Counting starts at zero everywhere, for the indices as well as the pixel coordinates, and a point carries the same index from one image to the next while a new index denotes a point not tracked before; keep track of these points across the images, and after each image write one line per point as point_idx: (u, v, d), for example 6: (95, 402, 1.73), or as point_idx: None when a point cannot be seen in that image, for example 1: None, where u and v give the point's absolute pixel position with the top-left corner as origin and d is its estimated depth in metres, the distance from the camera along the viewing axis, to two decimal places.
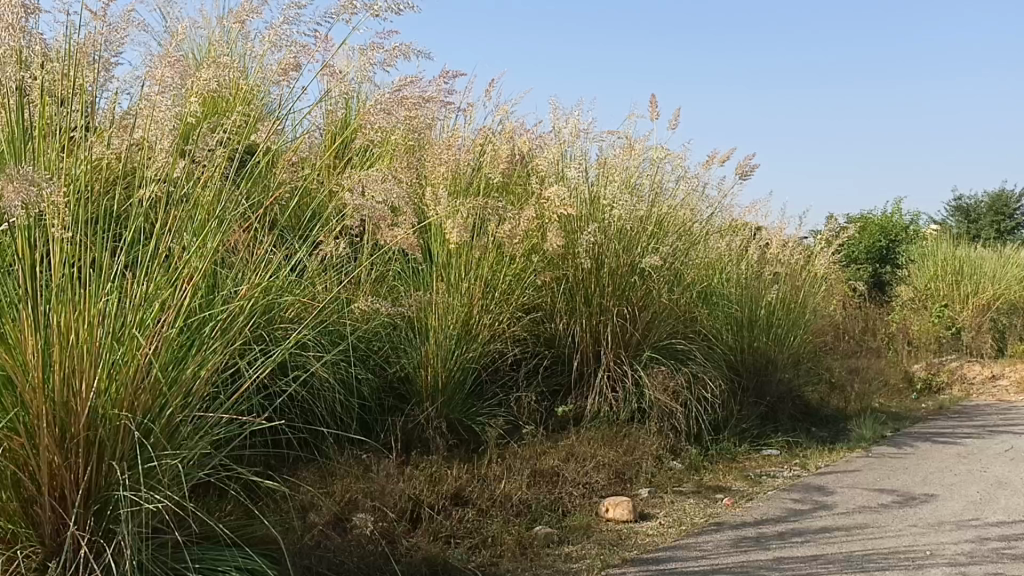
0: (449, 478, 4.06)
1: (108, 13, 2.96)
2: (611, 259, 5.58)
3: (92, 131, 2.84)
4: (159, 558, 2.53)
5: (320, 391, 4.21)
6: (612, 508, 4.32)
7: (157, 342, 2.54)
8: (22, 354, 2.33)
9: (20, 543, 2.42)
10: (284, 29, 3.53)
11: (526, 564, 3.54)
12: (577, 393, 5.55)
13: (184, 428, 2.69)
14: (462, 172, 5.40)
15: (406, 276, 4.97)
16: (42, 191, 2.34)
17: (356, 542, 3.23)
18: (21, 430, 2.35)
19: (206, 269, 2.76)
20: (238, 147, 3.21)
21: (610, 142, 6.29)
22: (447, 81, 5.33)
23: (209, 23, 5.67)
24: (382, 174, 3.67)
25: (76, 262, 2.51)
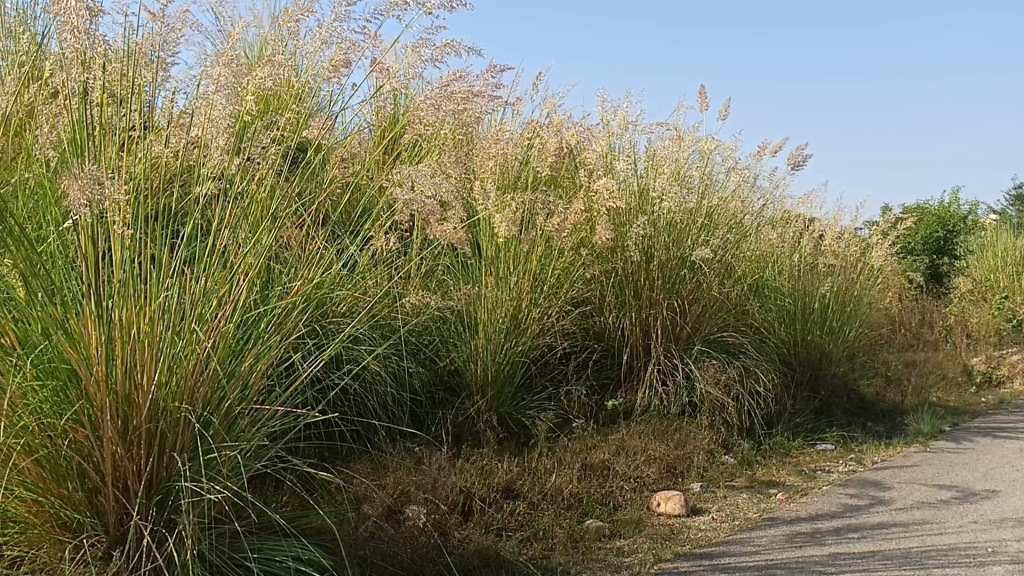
0: (500, 472, 4.08)
1: (165, 14, 3.03)
2: (660, 252, 5.54)
3: (150, 130, 2.91)
4: (218, 547, 2.60)
5: (372, 384, 4.26)
6: (663, 502, 4.29)
7: (215, 336, 2.59)
8: (87, 348, 2.37)
9: (86, 532, 2.50)
10: (335, 26, 3.58)
11: (577, 558, 3.55)
12: (627, 387, 5.52)
13: (242, 420, 2.75)
14: (510, 166, 5.42)
15: (455, 271, 5.00)
16: (105, 190, 2.41)
17: (409, 533, 3.26)
18: (85, 422, 2.40)
19: (262, 265, 2.82)
20: (291, 144, 3.27)
21: (659, 134, 6.24)
22: (496, 75, 5.35)
23: (259, 22, 5.75)
24: (432, 170, 3.69)
25: (137, 258, 2.56)
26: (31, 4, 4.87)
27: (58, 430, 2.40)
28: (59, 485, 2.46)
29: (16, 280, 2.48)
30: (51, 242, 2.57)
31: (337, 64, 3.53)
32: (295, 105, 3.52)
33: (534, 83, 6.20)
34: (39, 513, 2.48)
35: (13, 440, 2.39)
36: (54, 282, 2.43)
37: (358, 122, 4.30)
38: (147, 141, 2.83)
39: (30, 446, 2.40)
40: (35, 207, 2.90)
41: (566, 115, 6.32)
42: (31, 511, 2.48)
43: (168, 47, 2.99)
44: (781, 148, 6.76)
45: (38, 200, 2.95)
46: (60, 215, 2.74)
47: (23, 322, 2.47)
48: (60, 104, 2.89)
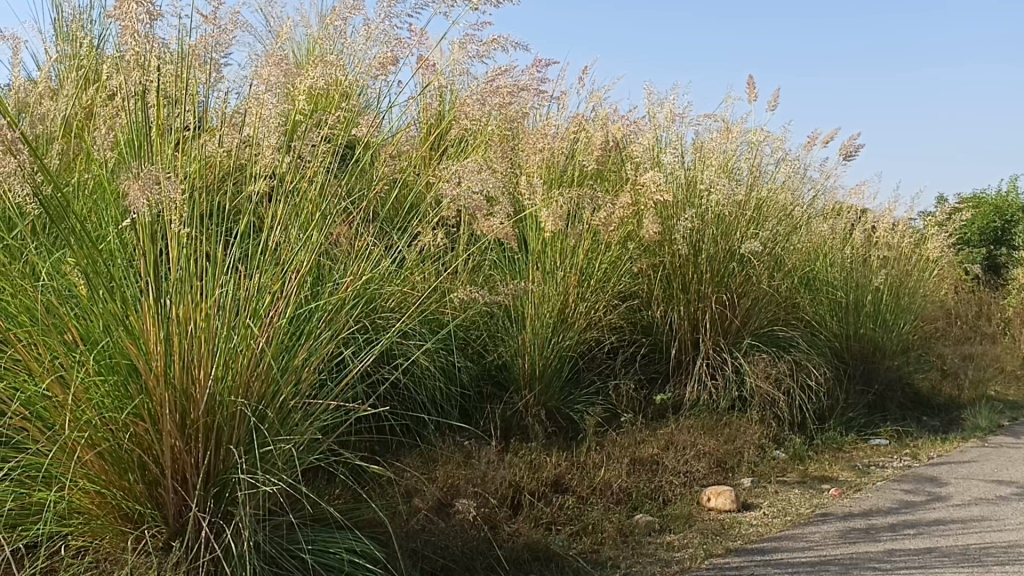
0: (549, 466, 4.08)
1: (217, 15, 3.08)
2: (708, 245, 5.49)
3: (202, 131, 2.96)
4: (274, 539, 2.65)
5: (421, 379, 4.30)
6: (714, 497, 4.26)
7: (269, 332, 2.64)
8: (146, 343, 2.43)
9: (146, 523, 2.56)
10: (382, 24, 3.63)
11: (628, 552, 3.55)
12: (676, 381, 5.49)
13: (295, 414, 2.81)
14: (556, 160, 5.41)
15: (502, 265, 5.01)
16: (163, 190, 2.47)
17: (459, 526, 3.29)
18: (145, 416, 2.45)
19: (313, 262, 2.87)
20: (340, 142, 3.31)
21: (706, 126, 6.18)
22: (541, 69, 5.34)
23: (307, 21, 5.82)
24: (479, 166, 3.71)
25: (194, 256, 2.63)
26: (87, 8, 4.99)
27: (119, 423, 2.46)
28: (121, 478, 2.51)
29: (78, 279, 2.55)
30: (110, 240, 2.63)
31: (383, 61, 3.57)
32: (344, 103, 3.56)
33: (580, 77, 6.18)
34: (102, 504, 2.54)
35: (77, 433, 2.44)
36: (113, 279, 2.48)
37: (405, 118, 4.34)
38: (200, 142, 2.90)
39: (92, 440, 2.46)
40: (94, 205, 2.97)
41: (612, 109, 6.29)
42: (95, 502, 2.54)
43: (221, 48, 3.05)
44: (832, 139, 6.66)
45: (98, 199, 3.02)
46: (118, 215, 2.81)
47: (84, 318, 2.54)
48: (117, 107, 2.96)
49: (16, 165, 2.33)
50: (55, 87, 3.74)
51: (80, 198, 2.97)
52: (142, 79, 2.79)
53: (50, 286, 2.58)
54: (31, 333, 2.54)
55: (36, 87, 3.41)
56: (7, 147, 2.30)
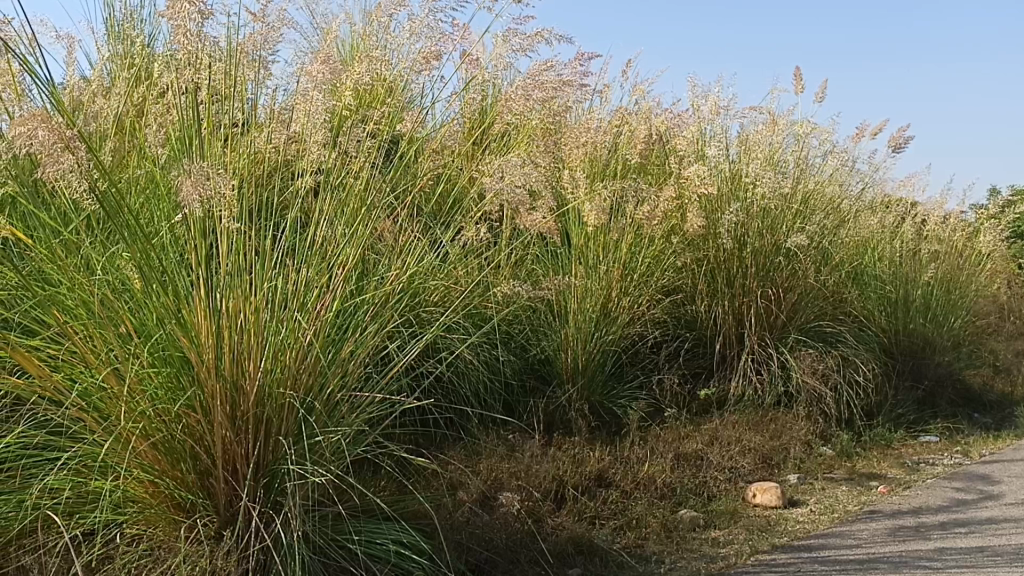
0: (592, 460, 4.08)
1: (265, 13, 3.13)
2: (753, 239, 5.44)
3: (251, 127, 3.01)
4: (322, 529, 2.69)
5: (465, 372, 4.32)
6: (759, 493, 4.22)
7: (315, 325, 2.69)
8: (197, 336, 2.48)
9: (199, 512, 2.61)
10: (427, 19, 3.66)
11: (672, 548, 3.53)
12: (720, 376, 5.44)
13: (342, 406, 2.85)
14: (599, 154, 5.39)
15: (545, 260, 5.02)
16: (215, 186, 2.52)
17: (504, 520, 3.30)
18: (197, 407, 2.50)
19: (358, 257, 2.90)
20: (385, 137, 3.34)
21: (752, 118, 6.11)
22: (583, 62, 5.32)
23: (352, 18, 5.86)
24: (522, 160, 3.71)
25: (244, 252, 2.68)
26: (138, 7, 5.09)
27: (172, 414, 2.51)
28: (173, 468, 2.56)
29: (132, 272, 2.60)
30: (163, 235, 2.68)
31: (427, 56, 3.60)
32: (389, 98, 3.59)
33: (623, 70, 6.15)
34: (155, 493, 2.59)
35: (131, 424, 2.50)
36: (166, 274, 2.53)
37: (449, 113, 4.36)
38: (249, 138, 2.95)
39: (146, 431, 2.51)
40: (147, 200, 3.02)
41: (656, 102, 6.24)
42: (148, 491, 2.59)
43: (268, 46, 3.10)
44: (881, 130, 6.54)
45: (150, 194, 3.07)
46: (170, 210, 2.86)
47: (139, 311, 2.59)
48: (168, 104, 3.03)
49: (74, 162, 2.41)
50: (108, 86, 3.82)
51: (134, 193, 3.02)
52: (193, 76, 2.85)
53: (105, 279, 2.63)
54: (87, 325, 2.59)
55: (90, 85, 3.49)
56: (64, 143, 2.39)
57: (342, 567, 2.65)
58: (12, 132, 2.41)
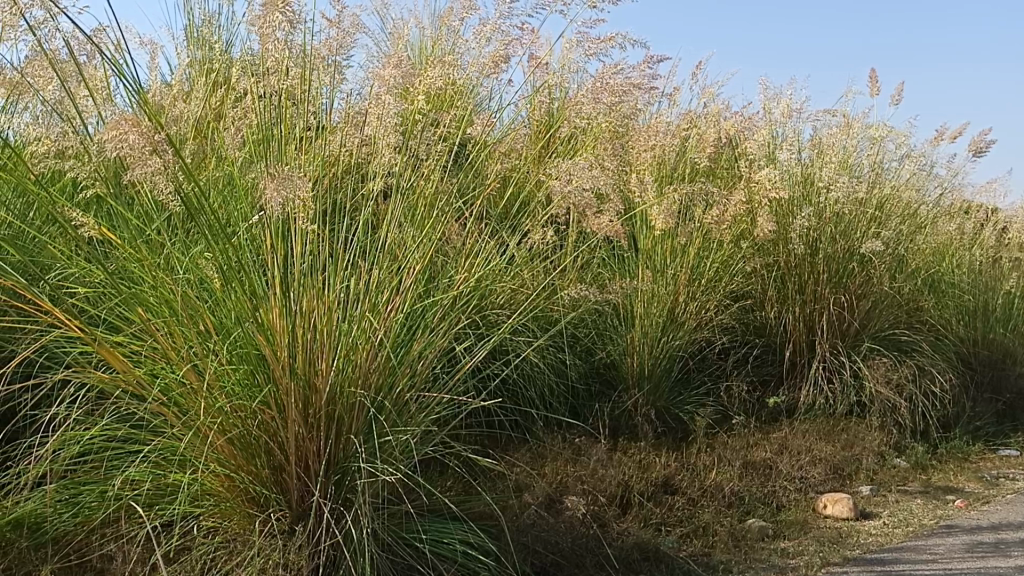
0: (658, 466, 4.05)
1: (340, 18, 3.19)
2: (826, 245, 5.33)
3: (324, 131, 3.07)
4: (390, 527, 2.72)
5: (531, 375, 4.32)
6: (830, 504, 4.13)
7: (386, 325, 2.73)
8: (273, 335, 2.53)
9: (272, 507, 2.66)
10: (499, 23, 3.69)
11: (740, 557, 3.48)
12: (790, 384, 5.34)
13: (411, 406, 2.88)
14: (667, 157, 5.35)
15: (611, 263, 5.00)
16: (294, 188, 2.58)
17: (569, 524, 3.30)
18: (271, 404, 2.55)
19: (428, 258, 2.93)
20: (456, 141, 3.37)
21: (825, 121, 6.00)
22: (652, 65, 5.29)
23: (423, 22, 5.93)
24: (591, 164, 3.70)
25: (319, 252, 2.73)
26: (217, 13, 5.24)
27: (248, 411, 2.57)
28: (248, 463, 2.61)
29: (213, 272, 2.67)
30: (242, 235, 2.75)
31: (496, 59, 3.62)
32: (460, 102, 3.62)
33: (693, 73, 6.09)
34: (231, 488, 2.65)
35: (209, 419, 2.56)
36: (243, 273, 2.60)
37: (519, 118, 4.39)
38: (323, 141, 3.01)
39: (223, 426, 2.57)
40: (226, 200, 3.11)
41: (726, 104, 6.16)
42: (224, 485, 2.65)
43: (343, 50, 3.15)
44: (960, 133, 6.35)
45: (229, 195, 3.15)
46: (247, 212, 2.94)
47: (218, 309, 2.66)
48: (246, 109, 3.11)
49: (161, 165, 2.51)
50: (187, 91, 3.94)
51: (214, 194, 3.11)
52: (271, 82, 2.92)
53: (186, 278, 2.71)
54: (168, 322, 2.67)
55: (173, 89, 3.60)
56: (153, 147, 2.47)
57: (409, 566, 2.69)
58: (105, 136, 2.51)
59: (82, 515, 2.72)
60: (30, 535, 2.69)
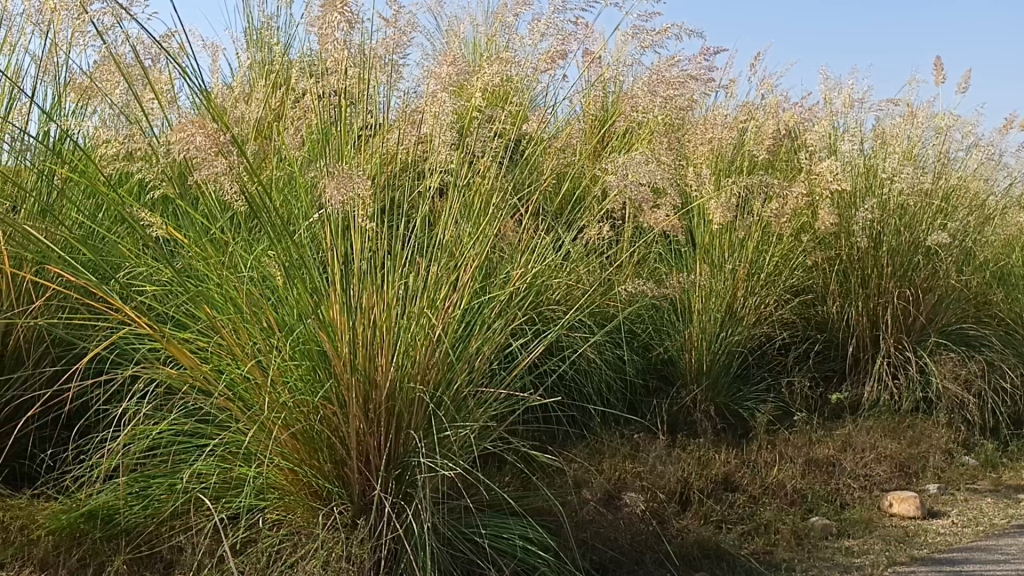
0: (718, 463, 4.00)
1: (397, 17, 3.21)
2: (890, 237, 5.20)
3: (382, 130, 3.11)
4: (450, 522, 2.74)
5: (588, 371, 4.32)
6: (896, 502, 4.02)
7: (445, 321, 2.75)
8: (335, 331, 2.57)
9: (334, 501, 2.70)
10: (554, 18, 3.69)
11: (803, 555, 3.41)
12: (853, 380, 5.23)
13: (469, 401, 2.89)
14: (725, 151, 5.29)
15: (668, 259, 4.97)
16: (354, 187, 2.61)
17: (628, 520, 3.28)
18: (333, 400, 2.59)
19: (485, 255, 2.95)
20: (512, 137, 3.37)
21: (888, 111, 5.87)
22: (709, 57, 5.22)
23: (478, 19, 5.95)
24: (647, 158, 3.68)
25: (377, 249, 2.77)
26: (276, 16, 5.33)
27: (310, 406, 2.61)
28: (311, 457, 2.66)
29: (276, 270, 2.73)
30: (303, 233, 2.80)
31: (552, 55, 3.62)
32: (516, 98, 3.63)
33: (751, 64, 6.01)
34: (295, 481, 2.69)
35: (273, 414, 2.61)
36: (306, 270, 2.65)
37: (574, 113, 4.38)
38: (381, 138, 3.04)
39: (287, 421, 2.61)
40: (287, 199, 3.16)
41: (786, 96, 6.07)
42: (288, 479, 2.70)
43: (400, 49, 3.18)
44: None
45: (290, 194, 3.21)
46: (308, 211, 2.99)
47: (281, 307, 2.72)
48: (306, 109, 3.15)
49: (227, 165, 2.56)
50: (249, 92, 4.02)
51: (276, 193, 3.17)
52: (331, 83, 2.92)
53: (251, 276, 2.77)
54: (233, 320, 2.73)
55: (235, 91, 3.68)
56: (219, 148, 2.53)
57: (470, 560, 2.71)
58: (173, 137, 2.59)
59: (153, 508, 2.81)
60: (103, 526, 2.81)
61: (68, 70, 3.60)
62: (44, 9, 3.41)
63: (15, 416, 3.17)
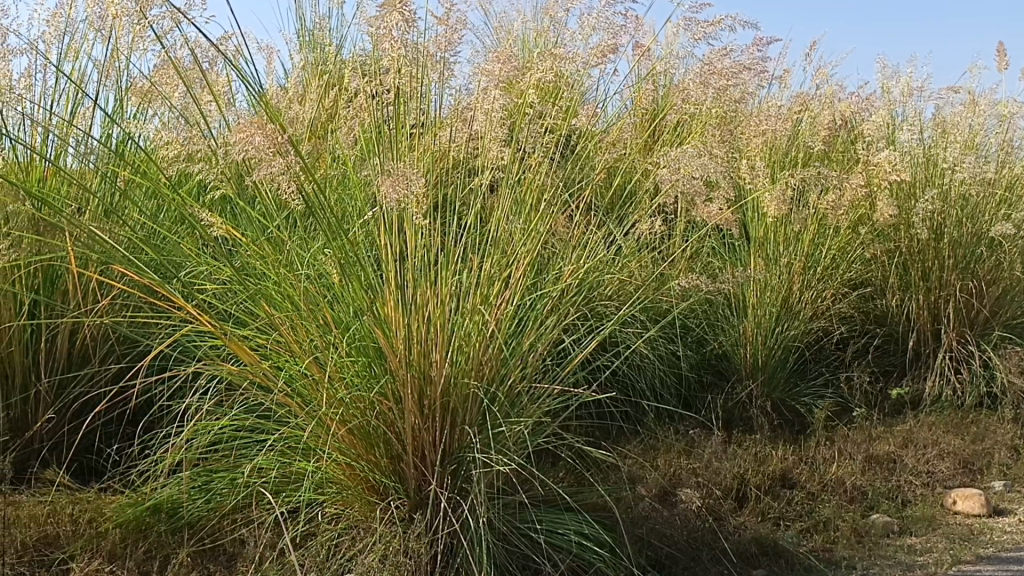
0: (775, 459, 3.96)
1: (448, 15, 3.19)
2: (952, 228, 5.06)
3: (434, 128, 3.13)
4: (505, 517, 2.75)
5: (641, 366, 4.30)
6: (961, 500, 3.92)
7: (499, 317, 2.75)
8: (391, 327, 2.60)
9: (391, 496, 2.73)
10: (604, 12, 3.67)
11: (864, 553, 3.34)
12: (914, 375, 5.12)
13: (523, 397, 2.90)
14: (780, 143, 5.21)
15: (722, 253, 4.93)
16: (408, 185, 2.63)
17: (684, 517, 3.26)
18: (389, 395, 2.62)
19: (538, 251, 2.95)
20: (564, 133, 3.37)
21: (949, 100, 5.73)
22: (762, 48, 5.15)
23: (528, 15, 5.96)
24: (700, 151, 3.64)
25: (431, 246, 2.79)
26: (329, 17, 5.41)
27: (367, 402, 2.64)
28: (368, 452, 2.69)
29: (333, 268, 2.77)
30: (358, 231, 2.83)
31: (603, 49, 3.59)
32: (567, 94, 3.62)
33: (805, 54, 5.92)
34: (353, 476, 2.72)
35: (331, 409, 2.64)
36: (361, 267, 2.68)
37: (625, 108, 4.36)
38: (433, 136, 3.06)
39: (344, 417, 2.65)
40: (342, 198, 3.20)
41: (842, 86, 5.95)
42: (346, 474, 2.73)
43: (452, 47, 3.16)
44: None
45: (345, 193, 3.25)
46: (363, 209, 3.02)
47: (337, 304, 2.76)
48: (359, 108, 3.18)
49: (284, 166, 2.60)
50: (305, 93, 4.08)
51: (330, 191, 3.21)
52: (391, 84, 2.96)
53: (308, 274, 2.81)
54: (291, 317, 2.77)
55: (291, 91, 3.74)
56: (277, 149, 2.58)
57: (525, 556, 2.72)
58: (233, 139, 2.64)
59: (216, 501, 2.87)
60: (167, 519, 2.89)
61: (128, 75, 3.70)
62: (106, 15, 3.50)
63: (83, 412, 3.28)
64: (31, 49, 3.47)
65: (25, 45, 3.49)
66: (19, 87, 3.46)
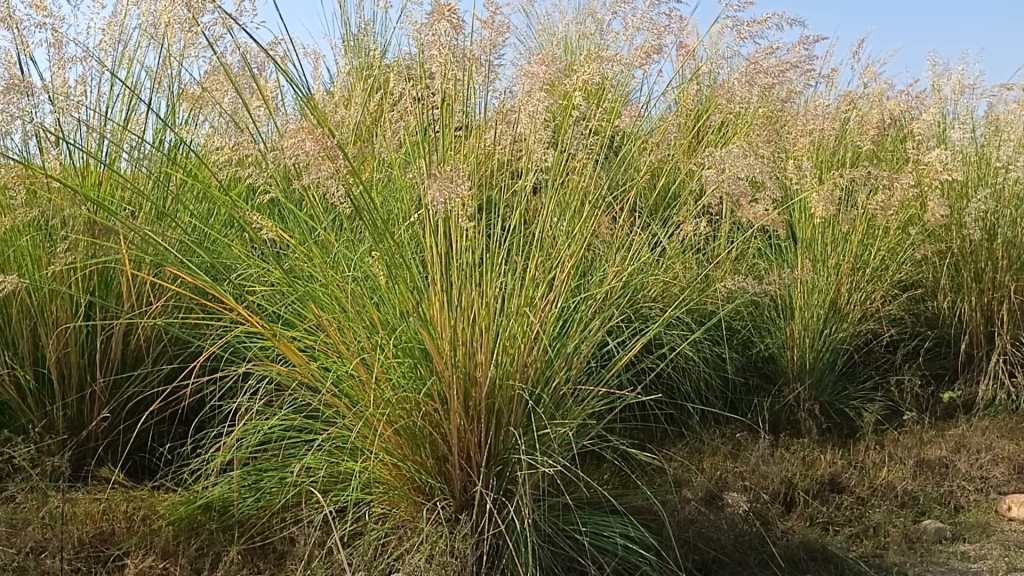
0: (824, 464, 3.93)
1: (493, 17, 3.19)
2: (1006, 228, 4.94)
3: (478, 132, 3.14)
4: (550, 519, 2.75)
5: (686, 368, 4.27)
6: (1015, 506, 3.82)
7: (543, 319, 2.75)
8: (437, 329, 2.62)
9: (437, 496, 2.75)
10: (649, 13, 3.66)
11: (915, 559, 3.28)
12: (966, 378, 5.01)
13: (568, 399, 2.90)
14: (827, 143, 5.14)
15: (768, 254, 4.88)
16: (453, 188, 2.64)
17: (730, 521, 3.24)
18: (435, 396, 2.63)
19: (582, 253, 2.94)
20: (608, 135, 3.36)
21: (1002, 97, 5.60)
22: (809, 46, 5.08)
23: (571, 17, 5.97)
24: (745, 151, 3.60)
25: (476, 248, 2.80)
26: (373, 22, 5.46)
27: (412, 403, 2.66)
28: (414, 453, 2.71)
29: (379, 271, 2.80)
30: (404, 235, 2.86)
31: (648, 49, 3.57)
32: (610, 96, 3.62)
33: (853, 52, 5.83)
34: (399, 476, 2.75)
35: (378, 410, 2.67)
36: (407, 270, 2.70)
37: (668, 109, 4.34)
38: (478, 139, 3.07)
39: (390, 417, 2.67)
40: (388, 200, 3.23)
41: (891, 85, 5.86)
42: (393, 474, 2.76)
43: (497, 49, 3.15)
44: None
45: (390, 196, 3.28)
46: (409, 212, 3.05)
47: (384, 305, 2.79)
48: (403, 113, 3.21)
49: (333, 169, 2.63)
50: (350, 97, 4.13)
51: (376, 194, 3.24)
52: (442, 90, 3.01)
53: (355, 277, 2.85)
54: (338, 318, 2.81)
55: (337, 96, 3.78)
56: (325, 152, 2.61)
57: (570, 557, 2.73)
58: (282, 144, 2.68)
59: (265, 500, 2.92)
60: (219, 517, 2.95)
61: (180, 81, 3.77)
62: (158, 23, 3.57)
63: (137, 411, 3.37)
64: (86, 56, 3.55)
65: (82, 53, 3.58)
66: (75, 94, 3.55)
